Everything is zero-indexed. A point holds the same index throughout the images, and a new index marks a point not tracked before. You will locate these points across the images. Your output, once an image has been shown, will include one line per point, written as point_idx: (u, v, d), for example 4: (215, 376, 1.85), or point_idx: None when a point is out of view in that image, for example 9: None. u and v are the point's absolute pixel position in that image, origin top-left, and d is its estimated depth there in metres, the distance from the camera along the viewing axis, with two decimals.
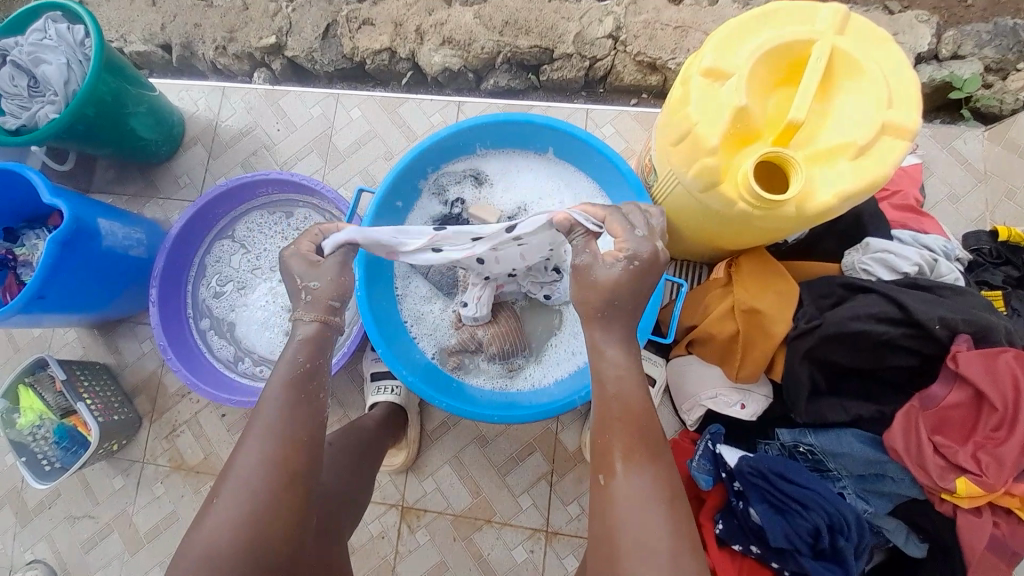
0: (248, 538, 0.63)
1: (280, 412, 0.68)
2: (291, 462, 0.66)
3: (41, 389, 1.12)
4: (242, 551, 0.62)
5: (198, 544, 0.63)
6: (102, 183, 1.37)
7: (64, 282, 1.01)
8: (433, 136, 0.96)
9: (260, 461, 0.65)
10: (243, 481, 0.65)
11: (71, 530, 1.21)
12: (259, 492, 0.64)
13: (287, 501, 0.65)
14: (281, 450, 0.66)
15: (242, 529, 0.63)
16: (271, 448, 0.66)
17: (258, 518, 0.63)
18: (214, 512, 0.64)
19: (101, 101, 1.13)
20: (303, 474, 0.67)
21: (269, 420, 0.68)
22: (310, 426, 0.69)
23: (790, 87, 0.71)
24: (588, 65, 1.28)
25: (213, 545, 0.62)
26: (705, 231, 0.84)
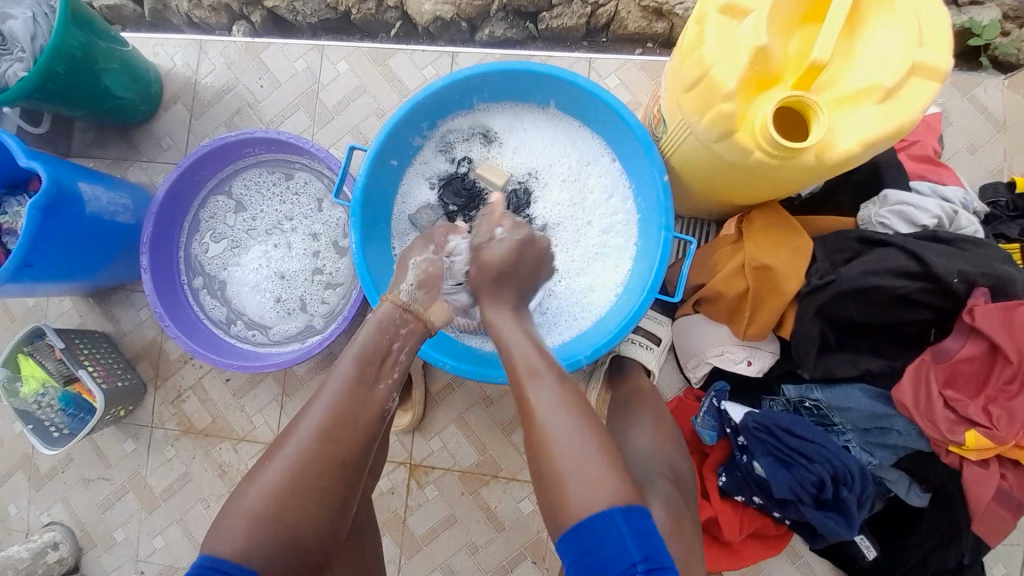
0: (292, 514, 0.62)
1: (347, 397, 0.68)
2: (352, 447, 0.66)
3: (42, 357, 1.11)
4: (286, 525, 0.61)
5: (241, 507, 0.62)
6: (81, 146, 1.30)
7: (51, 249, 0.97)
8: (432, 86, 0.90)
9: (320, 439, 0.65)
10: (296, 454, 0.64)
11: (85, 493, 1.23)
12: (312, 471, 0.63)
13: (341, 483, 0.65)
14: (346, 434, 0.66)
15: (289, 501, 0.62)
16: (332, 429, 0.66)
17: (307, 493, 0.63)
18: (263, 480, 0.63)
19: (72, 56, 1.05)
20: (360, 460, 0.68)
21: (336, 401, 0.68)
22: (373, 416, 0.70)
23: (815, 24, 0.65)
24: (590, 11, 1.21)
25: (257, 512, 0.61)
26: (716, 185, 0.80)
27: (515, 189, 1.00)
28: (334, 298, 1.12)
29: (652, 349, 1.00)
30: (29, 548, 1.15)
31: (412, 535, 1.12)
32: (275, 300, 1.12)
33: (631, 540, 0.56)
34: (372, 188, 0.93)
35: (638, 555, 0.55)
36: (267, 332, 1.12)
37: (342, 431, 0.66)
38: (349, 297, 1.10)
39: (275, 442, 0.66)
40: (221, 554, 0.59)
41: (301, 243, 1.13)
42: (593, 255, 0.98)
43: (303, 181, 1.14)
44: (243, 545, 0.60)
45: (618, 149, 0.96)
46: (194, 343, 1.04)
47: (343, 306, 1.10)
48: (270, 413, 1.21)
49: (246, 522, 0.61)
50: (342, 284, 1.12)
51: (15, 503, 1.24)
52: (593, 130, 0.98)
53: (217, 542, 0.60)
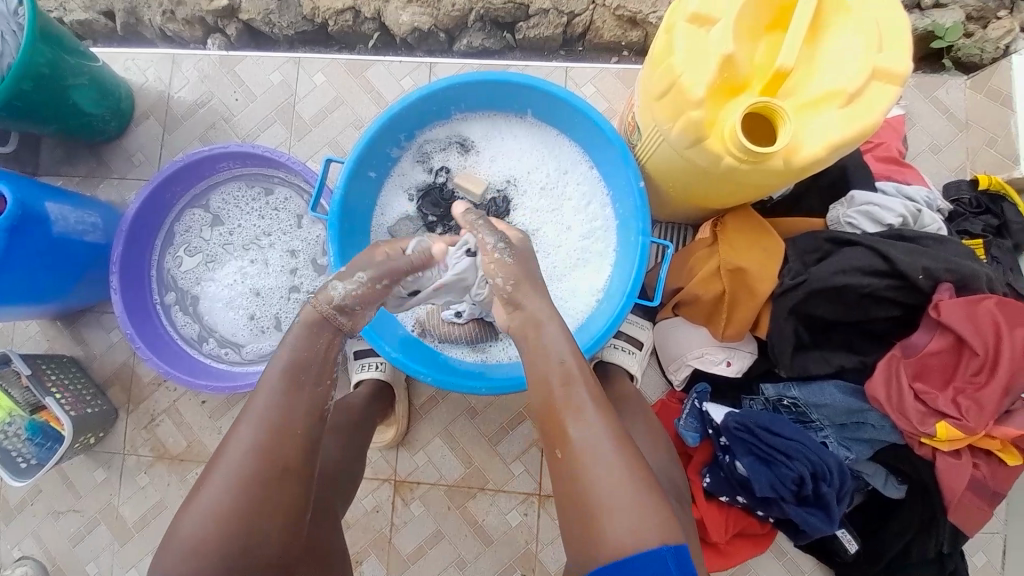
0: (237, 532, 0.60)
1: (279, 400, 0.65)
2: (288, 455, 0.64)
3: (7, 386, 1.06)
4: (230, 544, 0.60)
5: (181, 531, 0.60)
6: (50, 164, 1.27)
7: (16, 272, 0.95)
8: (407, 96, 0.90)
9: (251, 453, 0.62)
10: (230, 471, 0.61)
11: (56, 524, 1.19)
12: (249, 486, 0.61)
13: (282, 496, 0.63)
14: (280, 443, 0.63)
15: (230, 521, 0.60)
16: (264, 440, 0.63)
17: (246, 510, 0.60)
18: (200, 503, 0.61)
19: (40, 74, 1.02)
20: (300, 467, 0.64)
21: (270, 409, 0.65)
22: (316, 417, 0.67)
23: (779, 32, 0.67)
24: (565, 21, 1.23)
25: (200, 537, 0.59)
26: (690, 189, 0.81)
27: (494, 199, 1.01)
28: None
29: (634, 354, 1.01)
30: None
31: (399, 553, 1.10)
32: (249, 317, 1.11)
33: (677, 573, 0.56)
34: (349, 200, 0.92)
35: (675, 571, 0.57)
36: (241, 349, 1.11)
37: (275, 441, 0.63)
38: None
39: (208, 463, 0.64)
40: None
41: (278, 259, 1.11)
42: (572, 262, 0.99)
43: (281, 195, 1.13)
44: (188, 574, 0.58)
45: (594, 157, 0.97)
46: (167, 362, 1.02)
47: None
48: None
49: (189, 549, 0.59)
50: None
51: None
52: (569, 137, 0.99)
53: (167, 564, 0.59)
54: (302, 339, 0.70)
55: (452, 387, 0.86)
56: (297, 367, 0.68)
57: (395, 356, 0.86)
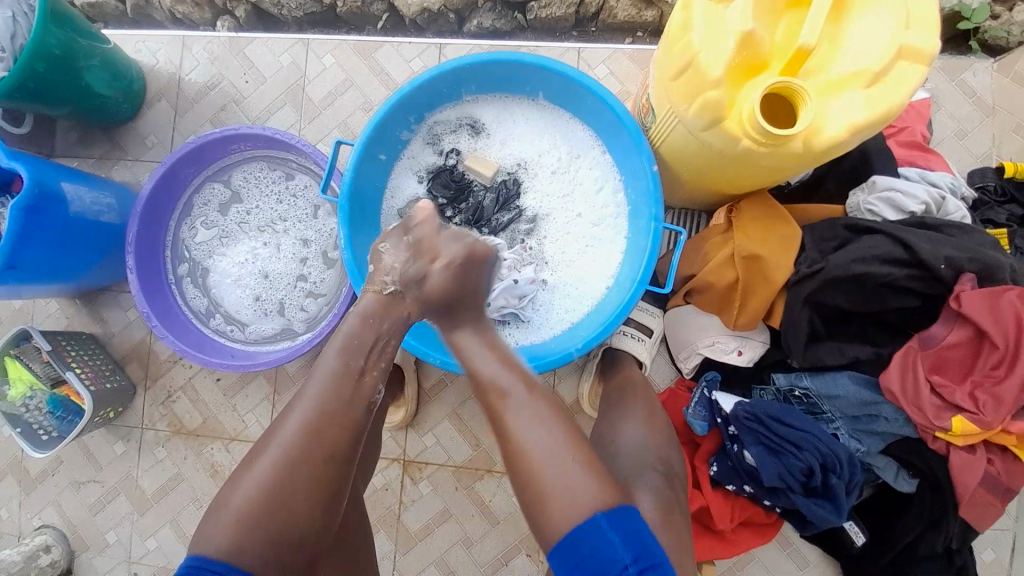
0: (275, 511, 0.62)
1: (329, 386, 0.68)
2: (335, 443, 0.66)
3: (28, 360, 1.11)
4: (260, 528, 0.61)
5: (229, 504, 0.63)
6: (65, 145, 1.28)
7: (35, 250, 0.96)
8: (418, 76, 0.89)
9: (302, 435, 0.65)
10: (276, 446, 0.65)
11: (78, 495, 1.23)
12: (294, 465, 0.63)
13: (324, 481, 0.65)
14: (330, 429, 0.66)
15: (278, 497, 0.62)
16: (314, 422, 0.66)
17: (292, 489, 0.63)
18: (247, 483, 0.63)
19: (52, 54, 1.03)
20: (347, 454, 0.67)
21: (321, 394, 0.68)
22: (343, 404, 0.68)
23: (802, 9, 0.65)
24: (579, 0, 1.21)
25: (246, 511, 0.61)
26: (706, 174, 0.79)
27: (504, 181, 0.99)
28: (316, 307, 1.11)
29: (643, 342, 1.00)
30: (20, 552, 1.15)
31: (407, 529, 1.13)
32: (255, 298, 1.12)
33: (621, 543, 0.58)
34: (359, 182, 0.91)
35: (628, 556, 0.57)
36: (246, 329, 1.12)
37: (325, 426, 0.66)
38: (332, 308, 1.10)
39: (258, 442, 0.67)
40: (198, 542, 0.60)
41: (289, 246, 1.11)
42: (581, 247, 0.97)
43: (299, 182, 1.12)
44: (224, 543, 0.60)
45: (607, 141, 0.95)
46: (177, 338, 1.03)
47: (326, 315, 1.10)
48: (262, 411, 1.21)
49: (234, 523, 0.61)
50: (324, 294, 1.11)
51: (4, 509, 1.23)
52: (582, 121, 0.97)
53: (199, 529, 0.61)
54: None
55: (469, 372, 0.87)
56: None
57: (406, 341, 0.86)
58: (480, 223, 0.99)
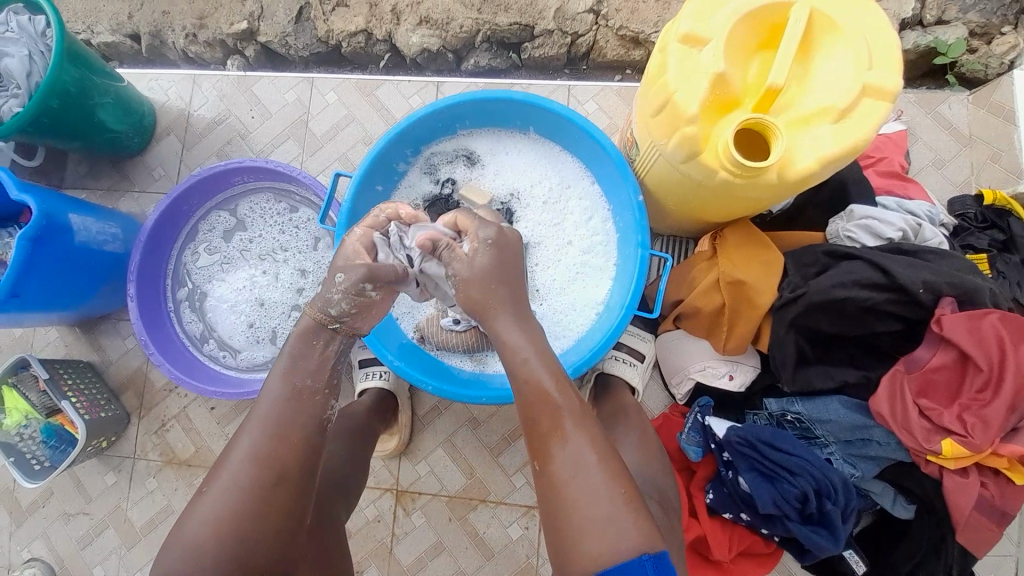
0: (226, 541, 0.60)
1: (279, 404, 0.67)
2: (286, 465, 0.64)
3: (24, 389, 1.12)
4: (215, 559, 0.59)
5: (179, 538, 0.61)
6: (74, 177, 1.33)
7: (38, 280, 0.98)
8: (415, 111, 0.93)
9: (248, 460, 0.63)
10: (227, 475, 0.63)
11: (66, 528, 1.21)
12: (247, 493, 0.62)
13: (277, 504, 0.63)
14: (279, 449, 0.64)
15: (227, 528, 0.60)
16: (264, 447, 0.64)
17: (241, 518, 0.61)
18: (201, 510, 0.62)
19: (67, 92, 1.08)
20: (300, 474, 0.65)
21: (267, 414, 0.66)
22: (309, 422, 0.68)
23: (770, 51, 0.69)
24: (570, 41, 1.32)
25: (197, 544, 0.59)
26: (688, 203, 0.82)
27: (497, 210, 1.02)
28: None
29: (635, 366, 1.01)
30: None
31: (400, 562, 1.10)
32: (250, 325, 1.13)
33: None
34: (356, 211, 0.95)
35: None
36: (239, 355, 1.13)
37: (273, 446, 0.64)
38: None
39: (209, 473, 0.65)
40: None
41: (288, 275, 1.14)
42: (571, 274, 1.00)
43: (302, 215, 1.16)
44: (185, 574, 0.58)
45: (596, 173, 0.99)
46: (171, 363, 1.04)
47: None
48: None
49: (187, 556, 0.59)
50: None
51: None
52: (573, 155, 1.01)
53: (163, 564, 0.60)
54: (317, 345, 0.71)
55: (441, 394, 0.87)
56: (307, 376, 0.69)
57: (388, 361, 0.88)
58: None
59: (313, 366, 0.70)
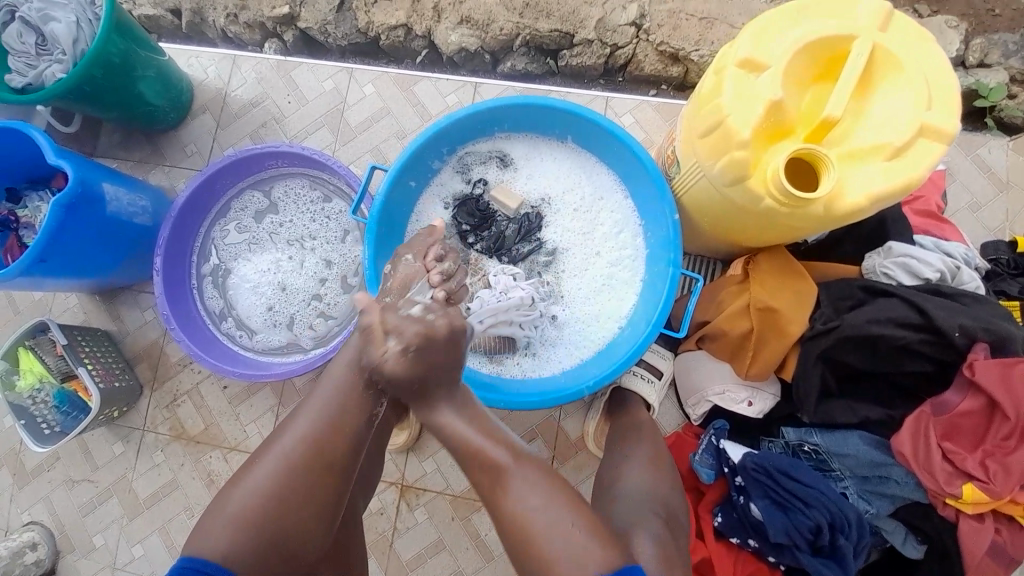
0: (272, 514, 0.63)
1: (337, 395, 0.69)
2: (338, 454, 0.66)
3: (42, 352, 1.13)
4: (259, 529, 0.62)
5: (228, 504, 0.64)
6: (107, 146, 1.34)
7: (66, 246, 0.99)
8: (456, 110, 0.94)
9: (304, 440, 0.66)
10: (279, 453, 0.65)
11: (69, 494, 1.21)
12: (291, 473, 0.64)
13: (322, 490, 0.65)
14: (335, 438, 0.67)
15: (274, 502, 0.63)
16: (313, 432, 0.66)
17: (290, 496, 0.64)
18: (250, 482, 0.64)
19: (111, 63, 1.09)
20: (349, 465, 0.67)
21: (327, 401, 0.69)
22: (360, 420, 0.69)
23: (826, 83, 0.69)
24: (608, 52, 1.33)
25: (240, 515, 0.62)
26: (725, 226, 0.82)
27: (527, 214, 1.02)
28: (327, 328, 1.13)
29: (653, 383, 1.00)
30: (5, 547, 1.13)
31: (399, 558, 1.10)
32: (269, 308, 1.14)
33: None
34: (388, 204, 0.95)
35: None
36: (255, 336, 1.13)
37: (330, 434, 0.67)
38: (343, 331, 1.12)
39: (260, 449, 0.68)
40: (205, 544, 0.61)
41: (312, 263, 1.14)
42: (596, 285, 1.00)
43: (333, 205, 1.16)
44: (229, 541, 0.61)
45: (630, 187, 0.98)
46: (190, 339, 1.05)
47: (336, 336, 1.11)
48: (265, 423, 1.20)
49: (229, 525, 0.62)
50: (336, 316, 1.13)
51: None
52: (608, 166, 1.01)
53: (204, 531, 0.63)
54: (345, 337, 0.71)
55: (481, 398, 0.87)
56: (349, 369, 0.69)
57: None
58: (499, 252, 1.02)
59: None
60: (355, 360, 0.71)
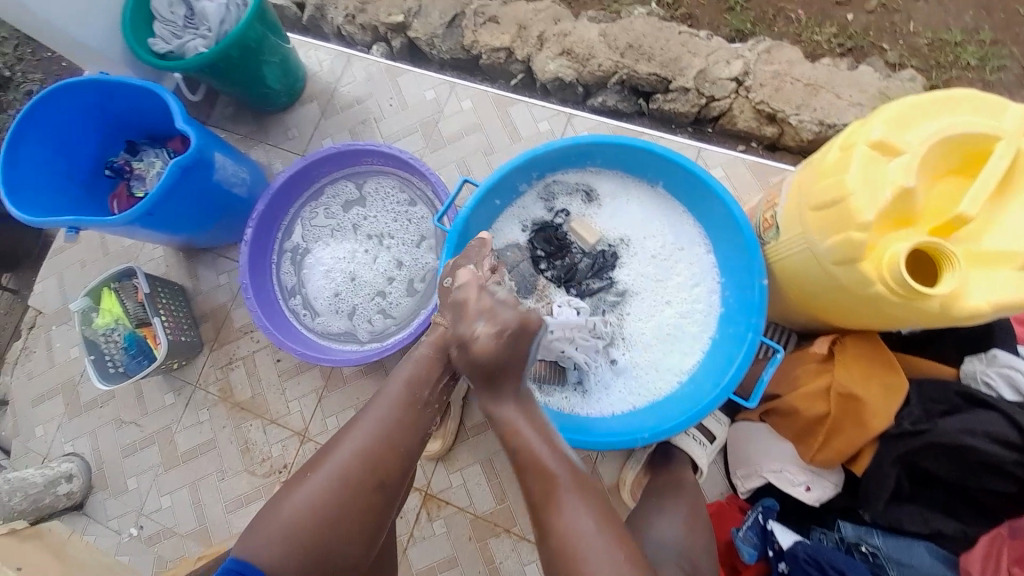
0: (325, 522, 0.64)
1: (390, 411, 0.71)
2: (386, 472, 0.68)
3: (124, 296, 1.21)
4: (313, 536, 0.64)
5: (278, 514, 0.65)
6: (220, 118, 1.45)
7: (171, 203, 1.06)
8: (556, 140, 0.96)
9: (357, 457, 0.68)
10: (337, 463, 0.67)
11: (116, 433, 1.28)
12: (349, 483, 0.66)
13: (371, 506, 0.67)
14: (385, 455, 0.69)
15: (324, 517, 0.64)
16: (373, 444, 0.69)
17: (339, 512, 0.65)
18: (307, 488, 0.66)
19: (247, 46, 1.19)
20: (396, 483, 0.69)
21: (381, 417, 0.71)
22: (415, 433, 0.72)
23: (960, 179, 0.66)
24: (704, 102, 1.33)
25: (297, 520, 0.64)
26: (818, 302, 0.79)
27: (603, 252, 1.02)
28: (385, 325, 1.16)
29: (704, 445, 0.96)
30: (42, 475, 1.18)
31: (409, 567, 1.08)
32: (336, 294, 1.18)
33: None
34: (472, 217, 0.97)
35: None
36: (317, 318, 1.17)
37: (381, 450, 0.69)
38: (399, 331, 1.14)
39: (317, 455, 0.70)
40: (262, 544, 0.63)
41: (385, 261, 1.18)
42: (663, 335, 0.97)
43: (415, 210, 1.20)
44: (285, 545, 0.63)
45: (716, 243, 0.97)
46: (261, 309, 1.09)
47: (392, 335, 1.14)
48: (307, 403, 1.24)
49: (286, 529, 0.64)
50: (396, 315, 1.16)
51: (45, 427, 1.30)
52: (695, 219, 0.99)
53: (259, 533, 0.64)
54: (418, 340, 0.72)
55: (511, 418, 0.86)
56: None
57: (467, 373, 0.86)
58: (569, 283, 1.02)
59: (431, 376, 0.75)
60: (413, 369, 0.75)
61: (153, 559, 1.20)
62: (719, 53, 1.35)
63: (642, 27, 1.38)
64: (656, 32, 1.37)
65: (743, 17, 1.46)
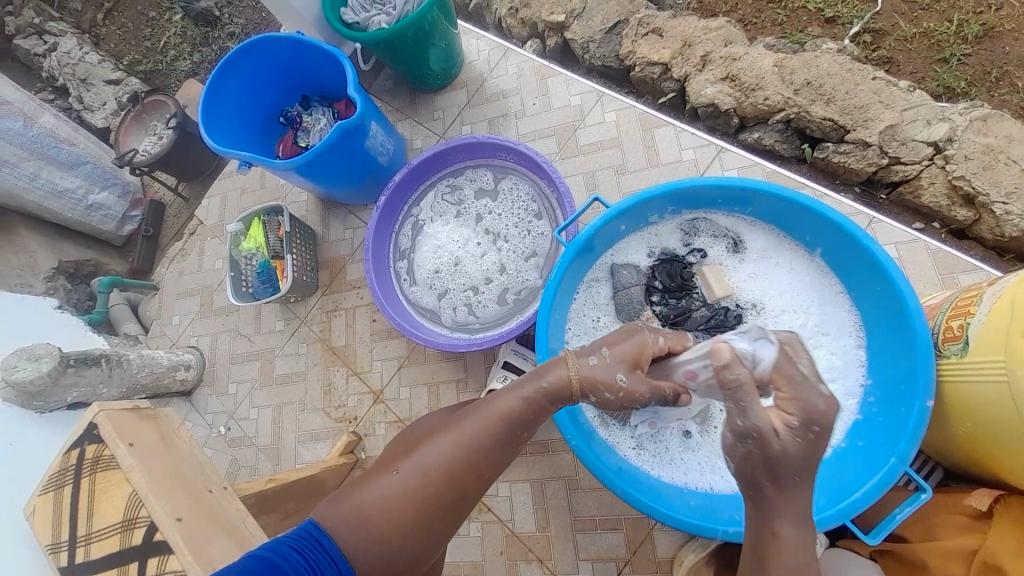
0: (399, 522, 0.62)
1: (487, 434, 0.68)
2: (465, 493, 0.66)
3: (268, 228, 1.36)
4: (383, 527, 0.61)
5: (357, 499, 0.63)
6: (379, 88, 1.56)
7: (327, 159, 1.16)
8: (705, 176, 0.89)
9: (444, 468, 0.65)
10: (426, 463, 0.65)
11: (232, 342, 1.46)
12: (432, 486, 0.64)
13: (440, 517, 0.65)
14: (471, 477, 0.67)
15: (404, 519, 0.62)
16: (464, 457, 0.66)
17: (418, 516, 0.63)
18: (391, 478, 0.65)
19: (421, 28, 1.25)
20: (470, 501, 0.68)
21: (476, 437, 0.67)
22: (500, 460, 0.69)
23: None
24: (884, 163, 1.14)
25: (372, 508, 0.62)
26: (1006, 450, 0.68)
27: (727, 309, 0.95)
28: (467, 320, 1.18)
29: None
30: (170, 358, 1.35)
31: None
32: (439, 272, 1.22)
33: None
34: (594, 236, 0.93)
35: None
36: (414, 287, 1.22)
37: (469, 471, 0.67)
38: (484, 330, 1.16)
39: (409, 446, 0.68)
40: (331, 522, 0.61)
41: (496, 259, 1.20)
42: None
43: (539, 220, 1.20)
44: (356, 531, 0.60)
45: (872, 338, 0.86)
46: (373, 262, 1.16)
47: (476, 331, 1.16)
48: (389, 367, 1.31)
49: (363, 510, 0.62)
50: (486, 313, 1.18)
51: (182, 317, 1.53)
52: (851, 305, 0.90)
53: (333, 512, 0.62)
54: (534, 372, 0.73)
55: (594, 472, 0.81)
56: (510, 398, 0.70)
57: (561, 412, 0.80)
58: (676, 325, 0.97)
59: (538, 418, 0.71)
60: (517, 402, 0.69)
61: (232, 458, 1.36)
62: (919, 110, 1.13)
63: (829, 64, 1.21)
64: (846, 73, 1.19)
65: (957, 73, 1.24)
